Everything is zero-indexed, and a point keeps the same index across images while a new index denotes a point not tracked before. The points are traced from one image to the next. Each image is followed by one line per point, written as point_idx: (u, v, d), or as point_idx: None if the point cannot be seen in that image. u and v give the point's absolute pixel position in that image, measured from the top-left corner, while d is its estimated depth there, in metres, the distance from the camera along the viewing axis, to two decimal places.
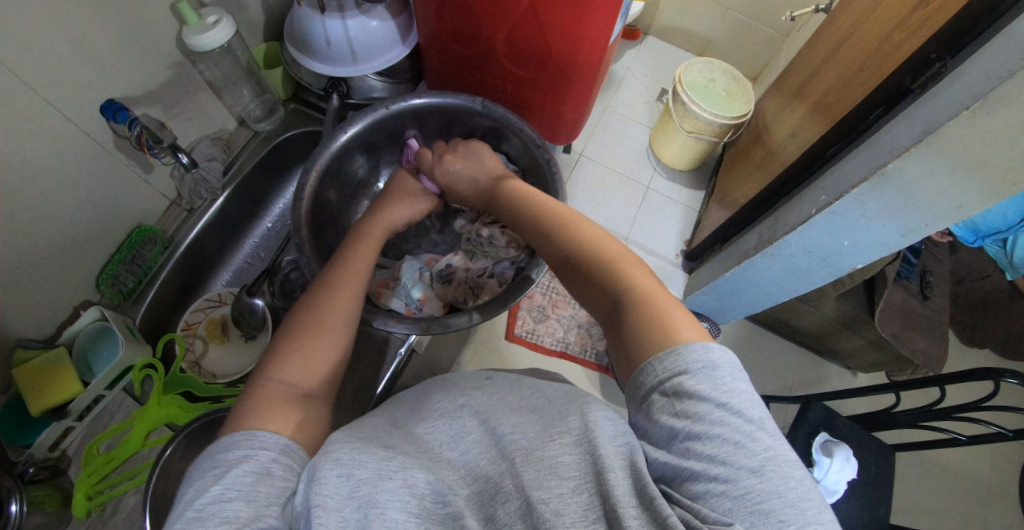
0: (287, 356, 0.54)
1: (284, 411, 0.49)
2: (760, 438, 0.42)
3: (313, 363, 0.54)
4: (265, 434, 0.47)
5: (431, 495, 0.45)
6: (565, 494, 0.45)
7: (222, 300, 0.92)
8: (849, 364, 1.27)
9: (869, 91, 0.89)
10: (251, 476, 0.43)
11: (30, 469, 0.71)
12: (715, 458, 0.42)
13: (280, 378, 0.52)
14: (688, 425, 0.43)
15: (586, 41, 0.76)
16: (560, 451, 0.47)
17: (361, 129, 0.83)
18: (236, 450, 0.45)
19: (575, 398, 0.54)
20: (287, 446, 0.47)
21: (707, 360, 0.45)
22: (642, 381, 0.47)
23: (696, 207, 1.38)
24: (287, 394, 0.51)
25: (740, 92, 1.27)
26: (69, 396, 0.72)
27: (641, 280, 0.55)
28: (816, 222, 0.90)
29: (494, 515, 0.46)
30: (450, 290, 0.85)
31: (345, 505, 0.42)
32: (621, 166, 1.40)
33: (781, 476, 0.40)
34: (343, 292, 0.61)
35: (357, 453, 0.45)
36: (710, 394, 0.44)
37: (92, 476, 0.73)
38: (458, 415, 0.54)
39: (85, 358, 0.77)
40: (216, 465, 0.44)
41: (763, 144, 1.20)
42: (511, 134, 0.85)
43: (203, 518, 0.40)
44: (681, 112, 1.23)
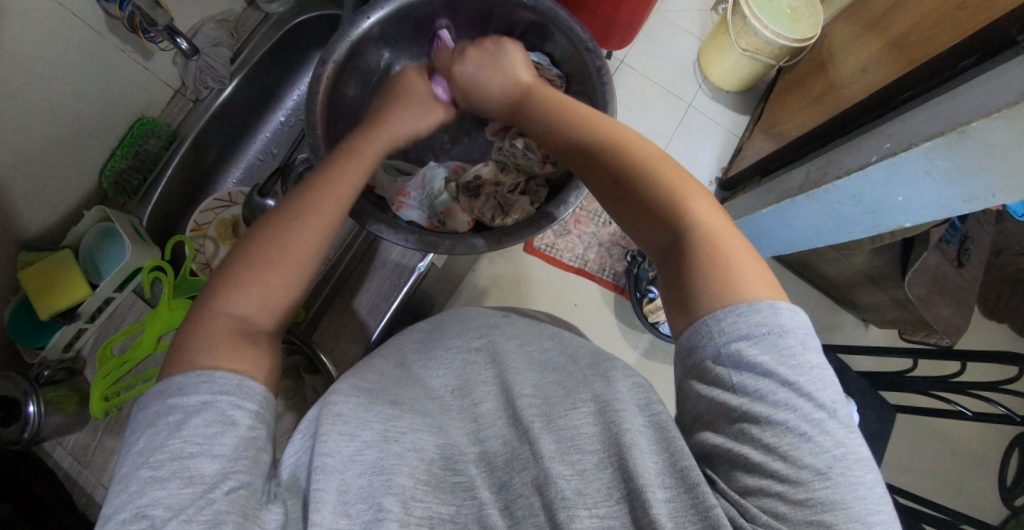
0: (241, 283, 0.48)
1: (231, 345, 0.44)
2: (826, 431, 0.39)
3: (273, 295, 0.48)
4: (221, 375, 0.42)
5: (440, 459, 0.45)
6: (587, 471, 0.44)
7: (232, 200, 0.84)
8: (863, 316, 1.27)
9: (955, 39, 0.77)
10: (214, 426, 0.40)
11: (46, 371, 0.73)
12: (773, 450, 0.39)
13: (224, 308, 0.46)
14: (746, 407, 0.40)
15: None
16: (581, 420, 0.47)
17: (387, 15, 0.69)
18: (191, 397, 0.41)
19: (602, 365, 0.53)
20: (249, 388, 0.43)
21: (773, 333, 0.41)
22: (697, 340, 0.44)
23: (737, 133, 1.27)
24: (230, 330, 0.45)
25: (806, 10, 1.13)
26: (79, 300, 0.70)
27: (708, 214, 0.49)
28: (874, 171, 0.83)
29: (509, 485, 0.45)
30: (477, 204, 0.77)
31: (348, 468, 0.42)
32: (665, 80, 1.26)
33: (843, 475, 0.38)
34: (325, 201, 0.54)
35: (361, 413, 0.45)
36: (776, 369, 0.40)
37: (105, 379, 0.73)
38: (473, 359, 0.54)
39: (90, 259, 0.74)
40: (172, 414, 0.41)
41: (824, 75, 1.06)
42: (558, 33, 0.71)
43: (165, 479, 0.37)
44: (739, 26, 1.08)
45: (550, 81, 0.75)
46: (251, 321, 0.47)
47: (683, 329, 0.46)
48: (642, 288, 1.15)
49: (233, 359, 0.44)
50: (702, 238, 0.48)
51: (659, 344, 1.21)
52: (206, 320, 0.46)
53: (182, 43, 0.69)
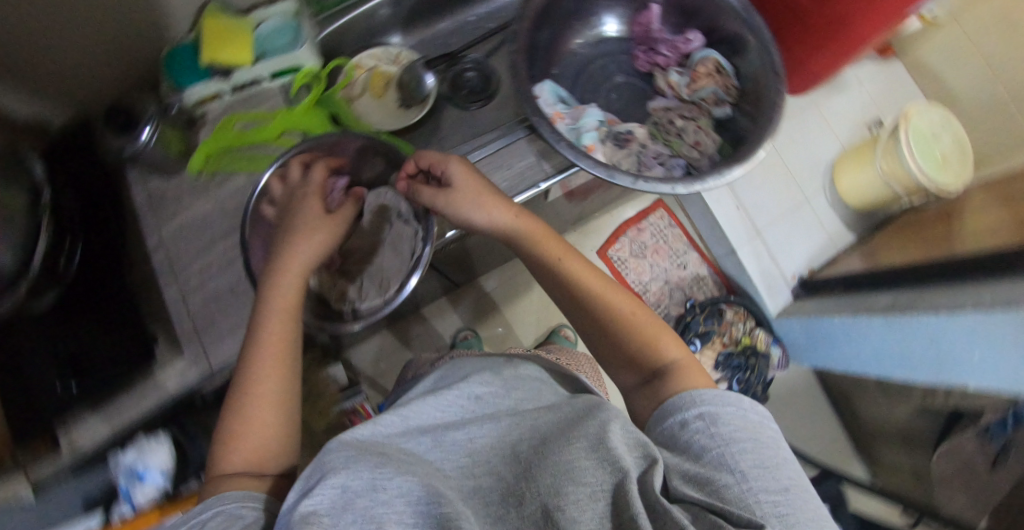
0: (233, 422, 0.52)
1: (243, 480, 0.49)
2: (782, 466, 0.47)
3: (264, 439, 0.52)
4: (235, 494, 0.46)
5: (425, 497, 0.43)
6: (581, 500, 0.42)
7: (397, 61, 0.87)
8: (875, 472, 1.23)
9: None
10: (225, 519, 0.44)
11: (175, 109, 0.78)
12: (748, 475, 0.45)
13: (223, 464, 0.51)
14: (724, 446, 0.47)
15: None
16: (577, 454, 0.45)
17: None
18: (207, 510, 0.45)
19: (595, 409, 0.53)
20: (257, 496, 0.47)
21: (737, 403, 0.51)
22: (680, 405, 0.52)
23: (837, 246, 1.21)
24: (243, 476, 0.49)
25: (957, 163, 1.09)
26: (236, 65, 0.77)
27: (648, 326, 0.62)
28: (963, 320, 0.84)
29: (507, 521, 0.44)
30: (618, 154, 0.72)
31: (341, 519, 0.39)
32: (795, 166, 1.21)
33: (804, 498, 0.45)
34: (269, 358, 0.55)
35: (352, 464, 0.44)
36: (742, 426, 0.49)
37: (218, 143, 0.80)
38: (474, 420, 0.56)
39: (262, 39, 0.80)
40: (192, 525, 0.44)
41: (948, 225, 1.05)
42: (756, 51, 0.72)
43: None
44: (887, 148, 1.10)
45: (725, 87, 0.74)
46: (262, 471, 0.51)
47: (656, 421, 0.54)
48: (687, 337, 1.16)
49: (249, 487, 0.48)
50: (672, 367, 0.58)
51: None
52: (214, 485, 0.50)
53: None
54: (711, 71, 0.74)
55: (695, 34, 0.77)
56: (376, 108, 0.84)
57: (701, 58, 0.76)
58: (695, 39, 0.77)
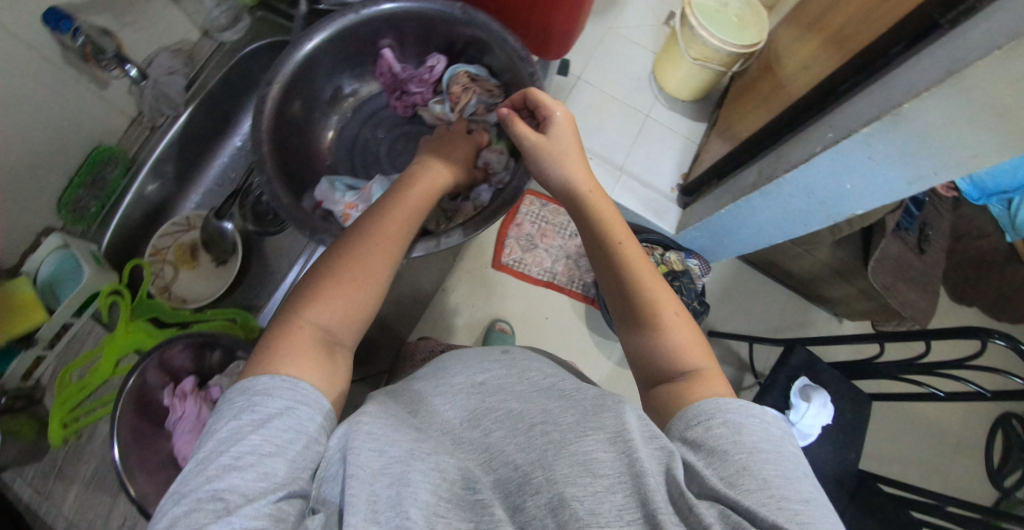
0: (313, 300, 0.48)
1: (307, 357, 0.45)
2: (804, 475, 0.42)
3: (342, 318, 0.48)
4: (305, 386, 0.43)
5: (461, 480, 0.43)
6: (601, 492, 0.40)
7: (190, 224, 0.83)
8: (835, 310, 1.28)
9: (891, 24, 0.78)
10: (287, 430, 0.40)
11: (3, 399, 0.71)
12: (768, 482, 0.40)
13: (310, 317, 0.47)
14: (747, 454, 0.41)
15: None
16: (593, 446, 0.43)
17: (330, 36, 0.70)
18: (275, 399, 0.41)
19: (611, 394, 0.49)
20: (324, 406, 0.43)
21: (762, 415, 0.45)
22: (701, 408, 0.45)
23: (695, 140, 1.28)
24: (311, 340, 0.46)
25: (753, 20, 1.14)
26: (35, 325, 0.71)
27: (679, 333, 0.52)
28: (820, 161, 0.84)
29: (521, 507, 0.42)
30: (421, 212, 0.74)
31: (377, 480, 0.40)
32: (619, 92, 1.28)
33: (826, 511, 0.40)
34: (360, 277, 0.50)
35: (389, 431, 0.44)
36: (763, 436, 0.43)
37: (66, 404, 0.73)
38: (478, 391, 0.50)
39: (48, 285, 0.75)
40: (245, 413, 0.40)
41: (772, 75, 1.09)
42: (495, 46, 0.71)
43: (239, 468, 0.37)
44: (688, 37, 1.12)
45: (489, 91, 0.74)
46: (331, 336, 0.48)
47: (675, 409, 0.48)
48: None
49: (311, 373, 0.44)
50: (694, 376, 0.49)
51: None
52: (290, 329, 0.46)
53: (130, 70, 0.73)
54: (466, 84, 0.74)
55: (435, 58, 0.76)
56: (198, 281, 0.83)
57: (451, 78, 0.75)
58: (437, 63, 0.76)
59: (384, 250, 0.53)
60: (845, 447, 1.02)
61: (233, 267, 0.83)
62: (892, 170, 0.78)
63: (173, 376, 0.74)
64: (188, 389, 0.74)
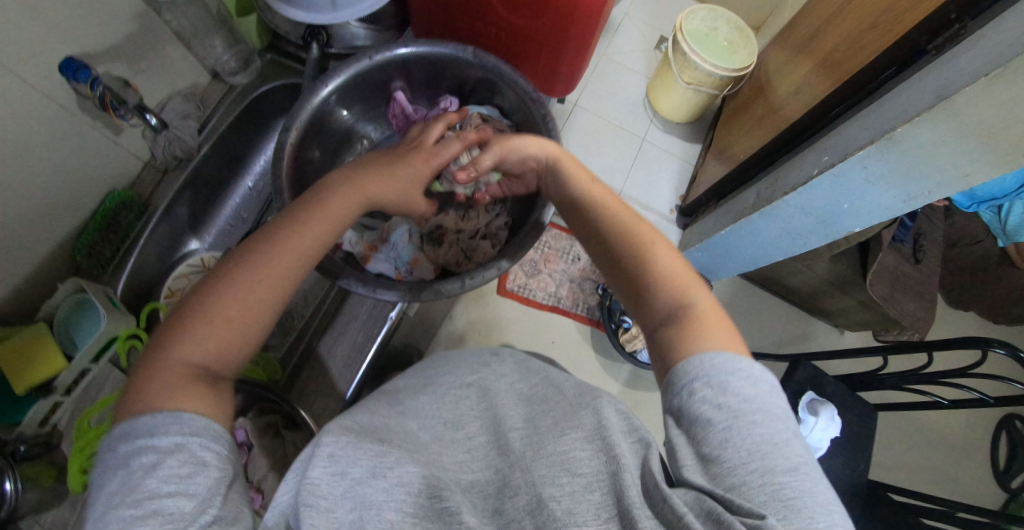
0: (194, 324, 0.44)
1: (191, 393, 0.41)
2: (795, 441, 0.41)
3: (223, 339, 0.44)
4: (190, 417, 0.40)
5: (426, 489, 0.44)
6: (578, 491, 0.44)
7: (204, 265, 0.86)
8: (836, 322, 1.31)
9: (879, 51, 0.82)
10: (187, 466, 0.38)
11: (21, 446, 0.71)
12: (751, 453, 0.39)
13: (189, 353, 0.43)
14: (733, 421, 0.40)
15: (597, 29, 0.76)
16: (572, 446, 0.48)
17: (345, 82, 0.72)
18: (163, 438, 0.38)
19: (588, 395, 0.55)
20: (217, 432, 0.41)
21: (751, 369, 0.43)
22: (683, 372, 0.44)
23: (692, 161, 1.32)
24: (198, 374, 0.42)
25: (743, 43, 1.18)
26: (53, 374, 0.71)
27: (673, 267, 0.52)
28: (817, 184, 0.86)
29: (502, 510, 0.45)
30: (441, 252, 0.77)
31: (339, 506, 0.41)
32: (615, 117, 1.31)
33: (816, 479, 0.39)
34: (248, 294, 0.46)
35: (351, 450, 0.44)
36: (753, 397, 0.42)
37: (84, 451, 0.72)
38: (465, 393, 0.57)
39: (65, 332, 0.75)
40: (144, 452, 0.38)
41: (764, 99, 1.12)
42: (505, 86, 0.74)
43: (146, 517, 0.36)
44: (681, 62, 1.14)
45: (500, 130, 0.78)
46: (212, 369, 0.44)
47: (665, 377, 0.46)
48: (615, 318, 1.16)
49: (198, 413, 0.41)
50: (689, 310, 0.48)
51: (639, 374, 1.22)
52: (166, 368, 0.42)
53: (150, 119, 0.74)
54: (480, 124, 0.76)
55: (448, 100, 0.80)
56: None
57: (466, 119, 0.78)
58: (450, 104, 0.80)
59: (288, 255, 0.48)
60: (855, 459, 1.03)
61: None
62: (885, 190, 0.79)
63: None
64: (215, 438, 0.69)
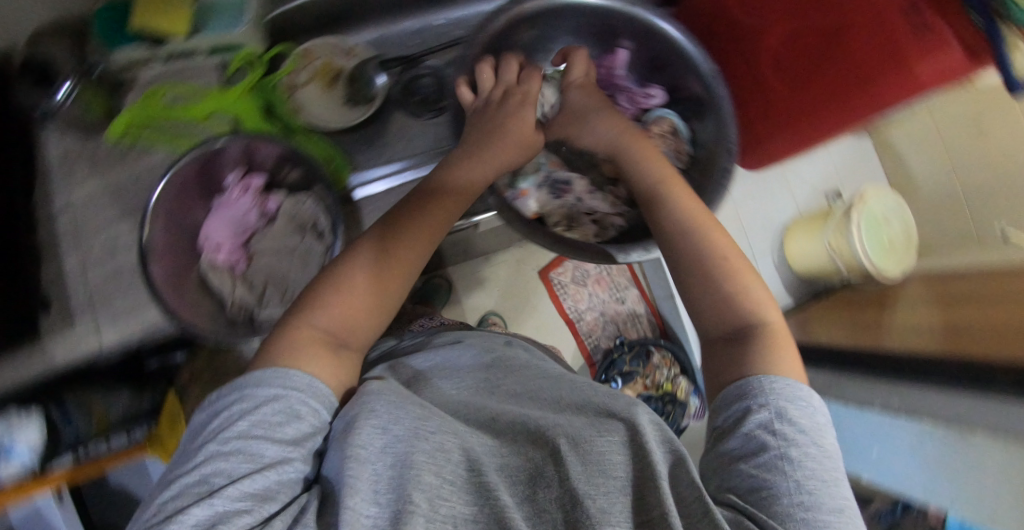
0: (322, 299, 0.51)
1: (315, 354, 0.48)
2: (843, 482, 0.42)
3: (350, 309, 0.51)
4: (296, 373, 0.46)
5: (465, 460, 0.44)
6: (613, 493, 0.42)
7: (352, 54, 0.81)
8: None
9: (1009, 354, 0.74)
10: (280, 415, 0.43)
11: (99, 69, 0.73)
12: (803, 487, 0.41)
13: (311, 321, 0.50)
14: (784, 447, 0.42)
15: (820, 114, 0.71)
16: (609, 447, 0.44)
17: (592, 6, 0.71)
18: (266, 388, 0.44)
19: (624, 398, 0.50)
20: (317, 389, 0.46)
21: (809, 399, 0.46)
22: (745, 390, 0.47)
23: (775, 308, 1.24)
24: (322, 344, 0.49)
25: (900, 251, 1.11)
26: (171, 34, 0.72)
27: (752, 287, 0.54)
28: (871, 416, 0.94)
29: (534, 498, 0.43)
30: (552, 203, 0.74)
31: (381, 458, 0.42)
32: (747, 220, 1.23)
33: (855, 521, 0.40)
34: (375, 267, 0.53)
35: (394, 408, 0.45)
36: (807, 428, 0.44)
37: (141, 112, 0.73)
38: (489, 374, 0.57)
39: (203, 13, 0.75)
40: (243, 400, 0.44)
41: (878, 310, 1.06)
42: (713, 120, 0.71)
43: (235, 454, 0.41)
44: (838, 222, 1.10)
45: (676, 153, 0.74)
46: (334, 336, 0.50)
47: (726, 390, 0.48)
48: (609, 373, 1.17)
49: (320, 371, 0.47)
50: (766, 329, 0.51)
51: None
52: (295, 330, 0.49)
53: None
54: (665, 131, 0.74)
55: (655, 92, 0.76)
56: (321, 104, 0.79)
57: (658, 118, 0.75)
58: (655, 95, 0.77)
59: (406, 248, 0.56)
60: None
61: (362, 115, 0.79)
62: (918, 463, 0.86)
63: (248, 165, 0.71)
64: (253, 186, 0.72)
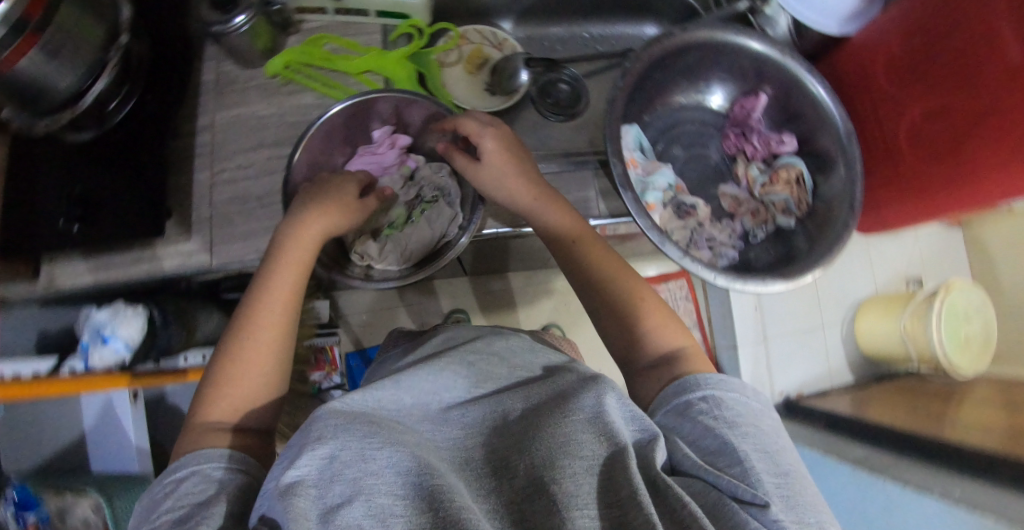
0: (208, 388, 0.49)
1: (215, 436, 0.46)
2: (785, 449, 0.44)
3: (253, 374, 0.49)
4: (206, 452, 0.44)
5: (415, 469, 0.36)
6: (578, 473, 0.38)
7: (501, 47, 0.86)
8: None
9: None
10: (199, 485, 0.42)
11: (278, 8, 0.76)
12: (750, 454, 0.42)
13: (206, 417, 0.47)
14: (728, 429, 0.43)
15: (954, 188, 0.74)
16: (574, 429, 0.40)
17: (749, 47, 0.73)
18: (183, 469, 0.43)
19: (591, 378, 0.46)
20: (227, 455, 0.44)
21: (740, 389, 0.47)
22: (683, 387, 0.47)
23: (833, 383, 1.23)
24: (224, 433, 0.47)
25: (977, 351, 1.08)
26: None
27: (648, 306, 0.56)
28: (922, 501, 0.85)
29: (506, 501, 0.38)
30: (674, 223, 0.75)
31: (327, 488, 0.35)
32: (823, 290, 1.22)
33: (805, 484, 0.42)
34: (272, 320, 0.51)
35: (340, 429, 0.38)
36: (745, 414, 0.45)
37: (304, 55, 0.79)
38: (452, 389, 0.48)
39: None
40: (164, 485, 0.42)
41: (943, 405, 1.05)
42: (841, 177, 0.73)
43: (154, 523, 0.39)
44: (918, 311, 1.10)
45: (798, 202, 0.75)
46: (239, 419, 0.48)
47: (665, 398, 0.48)
48: None
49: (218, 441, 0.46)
50: (681, 350, 0.53)
51: None
52: (192, 432, 0.47)
53: None
54: (794, 179, 0.75)
55: (789, 139, 0.78)
56: (462, 83, 0.84)
57: (786, 165, 0.77)
58: (788, 143, 0.78)
59: (289, 295, 0.53)
60: None
61: (498, 104, 0.83)
62: None
63: (396, 125, 0.78)
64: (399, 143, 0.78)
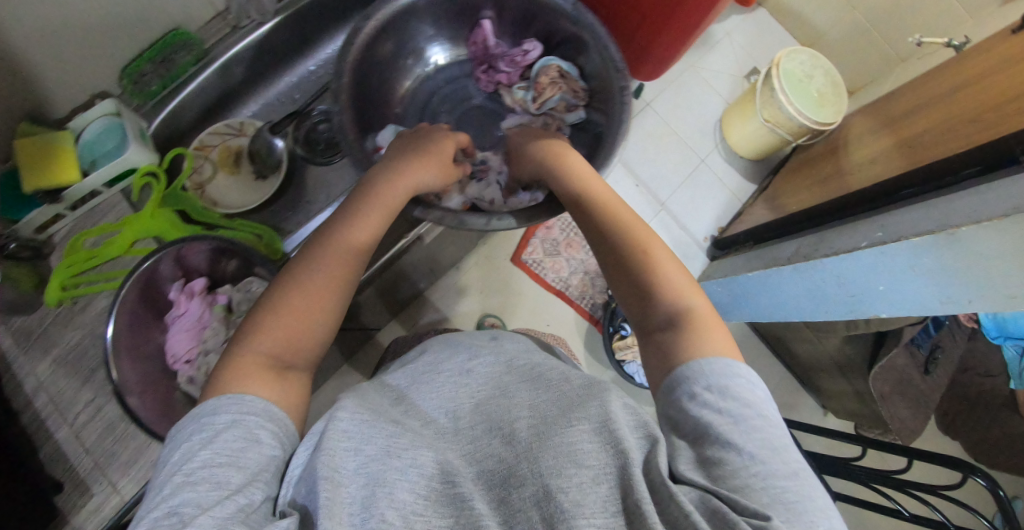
0: (249, 329, 0.48)
1: (264, 381, 0.45)
2: (792, 447, 0.40)
3: (291, 339, 0.48)
4: (250, 397, 0.43)
5: (439, 474, 0.42)
6: (585, 484, 0.39)
7: (242, 131, 0.83)
8: (824, 402, 1.29)
9: (975, 144, 0.77)
10: (240, 440, 0.40)
11: (13, 244, 0.71)
12: (755, 457, 0.38)
13: (251, 345, 0.46)
14: (731, 425, 0.40)
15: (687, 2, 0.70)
16: (580, 437, 0.42)
17: None
18: (222, 414, 0.41)
19: (596, 384, 0.49)
20: (271, 411, 0.43)
21: (746, 375, 0.43)
22: (684, 375, 0.44)
23: (742, 199, 1.27)
24: (264, 368, 0.45)
25: (833, 99, 1.11)
26: (66, 183, 0.71)
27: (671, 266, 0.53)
28: (861, 256, 0.82)
29: (507, 500, 0.41)
30: (475, 188, 0.75)
31: (353, 481, 0.39)
32: (683, 129, 1.25)
33: (814, 486, 0.38)
34: (305, 303, 0.50)
35: (364, 428, 0.43)
36: (751, 402, 0.41)
37: (70, 267, 0.73)
38: (469, 375, 0.53)
39: (89, 149, 0.74)
40: (202, 432, 0.40)
41: (835, 159, 1.08)
42: (594, 50, 0.71)
43: (196, 483, 0.36)
44: (766, 97, 1.10)
45: (573, 91, 0.74)
46: (281, 360, 0.47)
47: (664, 379, 0.46)
48: (616, 323, 1.17)
49: (271, 395, 0.44)
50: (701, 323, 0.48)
51: (620, 382, 1.21)
52: (239, 357, 0.46)
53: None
54: (556, 78, 0.74)
55: (532, 45, 0.76)
56: (233, 187, 0.82)
57: (543, 68, 0.75)
58: (533, 49, 0.76)
59: (320, 292, 0.51)
60: None
61: (274, 185, 0.82)
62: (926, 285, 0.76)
63: (185, 274, 0.73)
64: (197, 289, 0.72)
